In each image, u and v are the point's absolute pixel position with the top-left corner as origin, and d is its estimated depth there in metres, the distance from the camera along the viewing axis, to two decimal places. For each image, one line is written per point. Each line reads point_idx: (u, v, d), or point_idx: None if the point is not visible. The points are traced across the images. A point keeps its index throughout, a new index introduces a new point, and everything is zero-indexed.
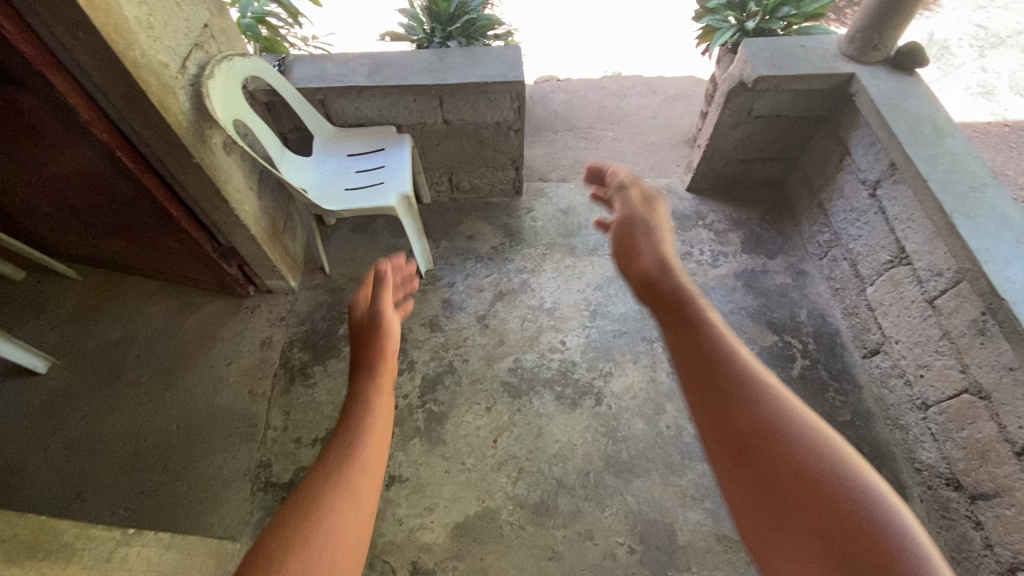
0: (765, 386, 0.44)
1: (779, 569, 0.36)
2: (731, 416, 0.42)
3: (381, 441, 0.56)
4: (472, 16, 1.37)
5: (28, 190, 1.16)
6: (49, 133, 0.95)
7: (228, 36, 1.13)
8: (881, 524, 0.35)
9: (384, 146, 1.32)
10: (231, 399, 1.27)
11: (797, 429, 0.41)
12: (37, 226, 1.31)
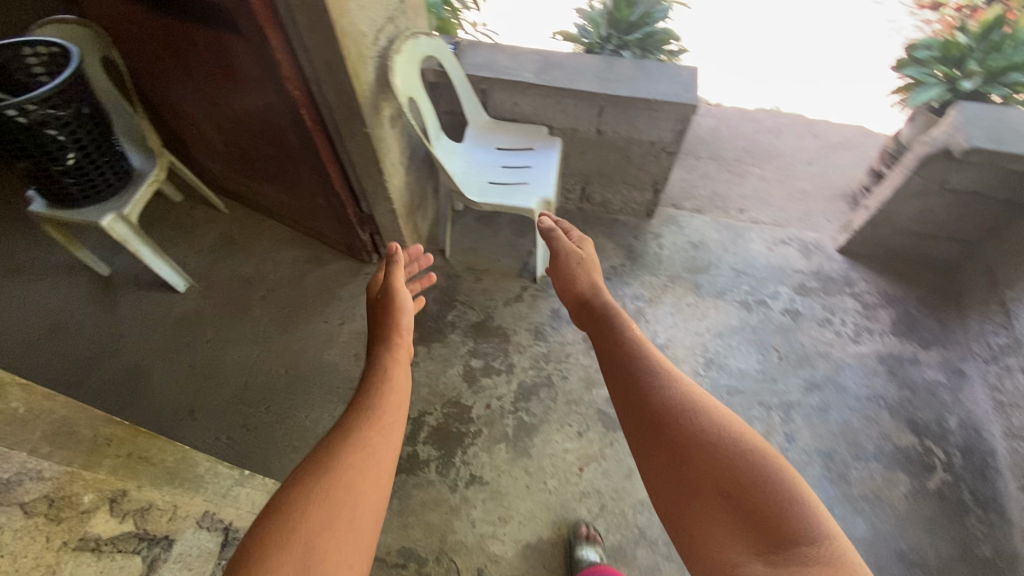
0: (663, 382, 0.69)
1: (686, 521, 0.58)
2: (643, 406, 0.67)
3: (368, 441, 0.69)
4: (653, 29, 1.30)
5: (211, 126, 1.25)
6: (248, 81, 1.01)
7: (415, 13, 1.15)
8: (758, 482, 0.56)
9: (533, 146, 1.30)
10: (337, 357, 1.32)
11: (688, 405, 0.65)
12: (206, 158, 1.42)
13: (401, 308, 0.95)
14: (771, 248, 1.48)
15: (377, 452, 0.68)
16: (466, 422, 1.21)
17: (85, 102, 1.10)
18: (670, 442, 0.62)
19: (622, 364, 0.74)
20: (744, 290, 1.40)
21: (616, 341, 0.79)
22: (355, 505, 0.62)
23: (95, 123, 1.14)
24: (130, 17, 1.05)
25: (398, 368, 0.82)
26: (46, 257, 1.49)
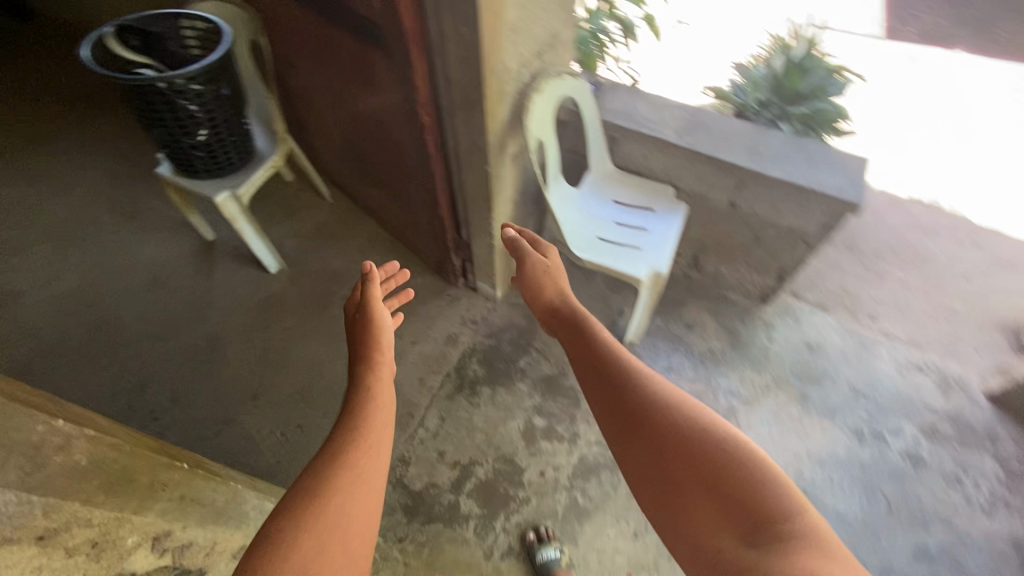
0: (635, 378, 0.70)
1: (675, 521, 0.59)
2: (618, 408, 0.68)
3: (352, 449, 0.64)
4: (822, 104, 1.15)
5: (336, 123, 1.25)
6: (381, 95, 0.98)
7: (563, 48, 1.07)
8: (733, 468, 0.58)
9: (655, 207, 1.18)
10: (401, 378, 1.27)
11: (660, 395, 0.67)
12: (324, 149, 1.43)
13: (383, 326, 0.87)
14: (901, 372, 1.28)
15: (366, 472, 0.62)
16: (516, 485, 1.13)
17: (224, 82, 1.12)
18: (644, 434, 0.64)
19: (594, 368, 0.74)
20: (859, 416, 1.21)
21: (586, 345, 0.79)
22: (351, 533, 0.57)
23: (230, 102, 1.16)
24: (285, 10, 1.05)
25: (381, 384, 0.76)
26: (166, 212, 1.58)
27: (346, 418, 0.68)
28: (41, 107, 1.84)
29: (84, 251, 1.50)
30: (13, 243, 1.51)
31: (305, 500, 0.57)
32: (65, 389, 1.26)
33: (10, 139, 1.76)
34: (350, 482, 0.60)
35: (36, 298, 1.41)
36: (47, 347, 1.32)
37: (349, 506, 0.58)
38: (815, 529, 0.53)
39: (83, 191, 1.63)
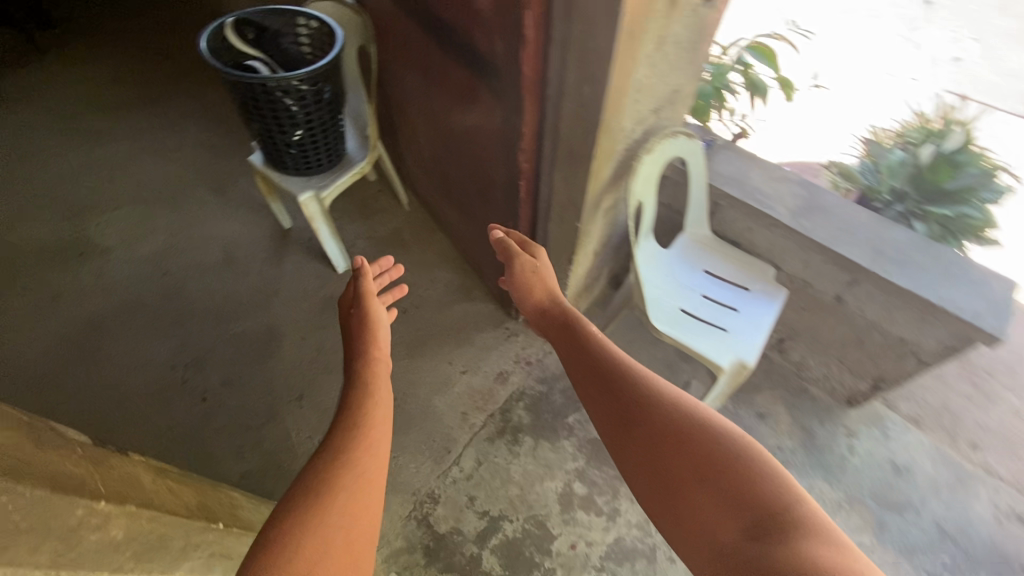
0: (632, 378, 0.70)
1: (675, 518, 0.59)
2: (616, 410, 0.69)
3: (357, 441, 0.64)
4: (966, 208, 1.06)
5: (428, 137, 1.22)
6: (481, 128, 0.93)
7: (682, 103, 0.98)
8: (729, 461, 0.58)
9: (750, 287, 1.07)
10: (445, 408, 1.24)
11: (657, 395, 0.67)
12: (410, 158, 1.41)
13: (379, 323, 0.88)
14: (1000, 520, 1.11)
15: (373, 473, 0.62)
16: (543, 552, 1.06)
17: (328, 86, 1.11)
18: (644, 436, 0.64)
19: (590, 370, 0.75)
20: (940, 563, 1.07)
21: (582, 350, 0.79)
22: (354, 530, 0.56)
23: (330, 106, 1.16)
24: (400, 24, 1.02)
25: (378, 382, 0.75)
26: (251, 191, 1.63)
27: (345, 415, 0.68)
28: (157, 68, 1.93)
29: (171, 217, 1.56)
30: (111, 199, 1.59)
31: (310, 493, 0.57)
32: (131, 352, 1.31)
33: (125, 96, 1.86)
34: (354, 482, 0.60)
35: (122, 256, 1.48)
36: (123, 307, 1.38)
37: (350, 502, 0.58)
38: (817, 517, 0.52)
39: (180, 157, 1.69)
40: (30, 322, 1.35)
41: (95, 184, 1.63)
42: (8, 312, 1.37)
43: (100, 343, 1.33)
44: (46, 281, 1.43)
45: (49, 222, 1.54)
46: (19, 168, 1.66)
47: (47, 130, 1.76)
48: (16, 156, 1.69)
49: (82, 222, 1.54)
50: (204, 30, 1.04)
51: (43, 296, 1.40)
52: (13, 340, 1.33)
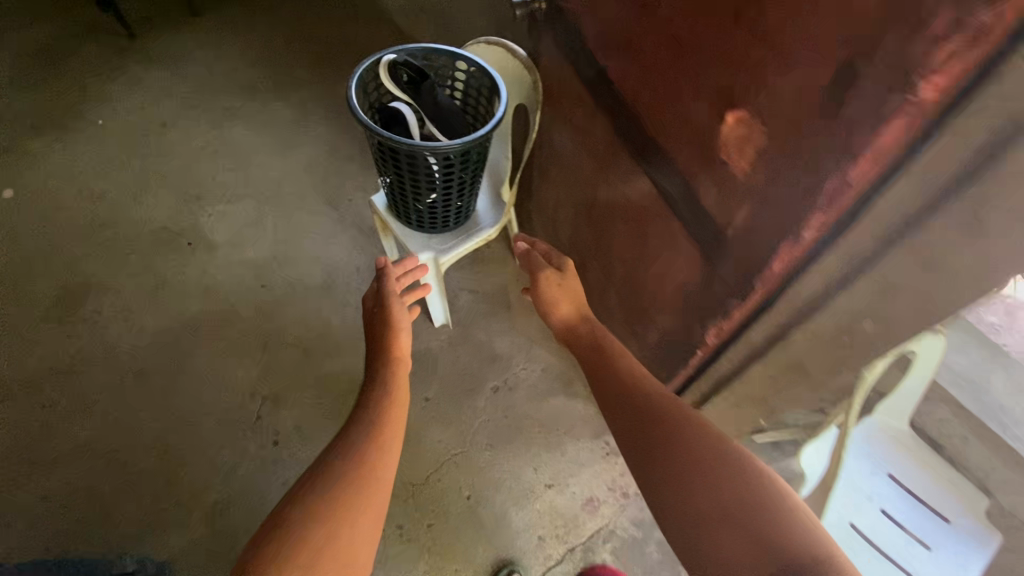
0: (662, 405, 0.80)
1: (684, 533, 0.69)
2: (641, 430, 0.78)
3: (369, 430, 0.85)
4: None
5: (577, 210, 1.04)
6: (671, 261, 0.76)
7: None
8: (744, 497, 0.67)
9: (952, 518, 0.83)
10: (520, 525, 1.09)
11: (685, 429, 0.76)
12: (542, 222, 1.24)
13: (399, 326, 1.02)
14: None
15: (379, 457, 0.83)
16: None
17: (477, 154, 0.97)
18: (671, 458, 0.73)
19: (623, 391, 0.85)
20: None
21: (617, 372, 0.89)
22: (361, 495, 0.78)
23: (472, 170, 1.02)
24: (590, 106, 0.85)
25: (398, 383, 0.96)
26: (364, 209, 1.54)
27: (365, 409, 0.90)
28: (296, 49, 1.87)
29: (280, 222, 1.50)
30: (228, 190, 1.56)
31: (343, 479, 0.78)
32: (217, 367, 1.27)
33: (261, 74, 1.82)
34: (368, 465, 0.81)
35: (227, 257, 1.44)
36: (217, 317, 1.34)
37: (362, 483, 0.79)
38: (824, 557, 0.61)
39: (300, 156, 1.63)
40: (132, 310, 1.35)
41: (217, 170, 1.60)
42: (115, 294, 1.38)
43: (190, 349, 1.30)
44: (154, 268, 1.42)
45: (168, 204, 1.53)
46: (154, 138, 1.68)
47: (185, 101, 1.76)
48: (153, 125, 1.70)
49: (198, 210, 1.52)
50: (356, 71, 0.91)
51: (149, 284, 1.39)
52: (115, 326, 1.33)
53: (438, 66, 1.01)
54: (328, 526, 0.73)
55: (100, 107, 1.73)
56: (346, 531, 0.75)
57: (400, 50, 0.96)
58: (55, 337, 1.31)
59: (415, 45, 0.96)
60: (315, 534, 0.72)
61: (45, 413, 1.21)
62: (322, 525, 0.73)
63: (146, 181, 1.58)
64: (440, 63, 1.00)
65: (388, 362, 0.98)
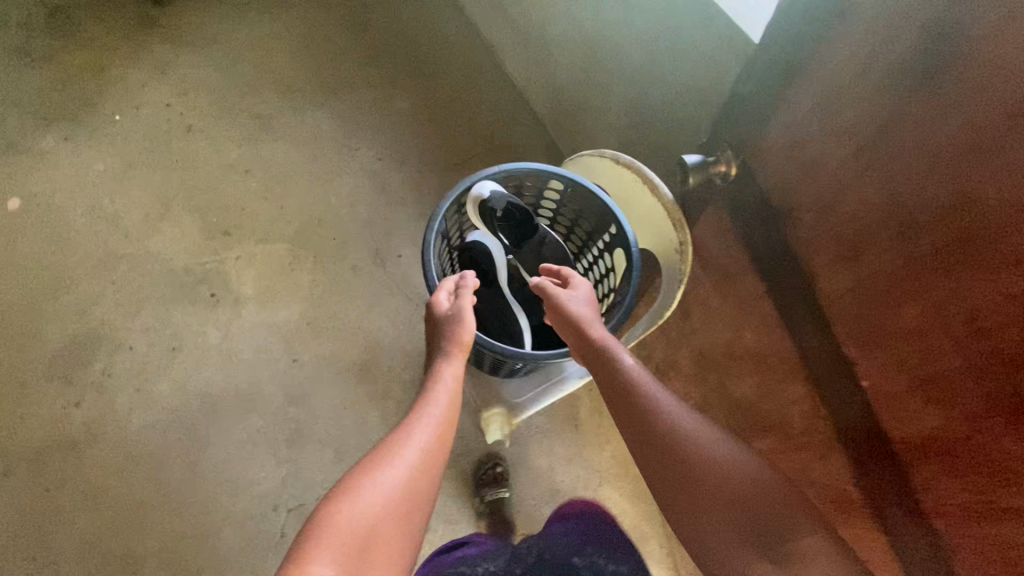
0: (697, 438, 0.63)
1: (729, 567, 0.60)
2: (671, 459, 0.62)
3: (424, 429, 0.66)
4: None
5: (759, 393, 0.81)
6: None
7: None
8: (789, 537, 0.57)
9: None
10: None
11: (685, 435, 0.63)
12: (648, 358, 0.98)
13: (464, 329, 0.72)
14: None
15: (425, 467, 0.64)
16: None
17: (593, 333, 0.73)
18: (709, 497, 0.60)
19: (636, 424, 0.65)
20: None
21: (623, 403, 0.65)
22: (400, 505, 0.61)
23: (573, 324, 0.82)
24: None
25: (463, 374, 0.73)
26: (415, 268, 1.29)
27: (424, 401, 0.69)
28: (347, 38, 1.55)
29: (316, 277, 1.27)
30: (258, 226, 1.33)
31: (411, 457, 0.64)
32: (238, 462, 1.11)
33: (305, 69, 1.52)
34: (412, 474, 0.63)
35: (253, 318, 1.23)
36: (244, 395, 1.16)
37: (431, 464, 0.65)
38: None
39: (344, 188, 1.37)
40: (146, 376, 1.18)
41: (246, 198, 1.36)
42: (128, 352, 1.20)
43: (209, 435, 1.13)
44: (171, 323, 1.23)
45: (190, 239, 1.32)
46: (178, 146, 1.43)
47: (215, 98, 1.49)
48: (177, 129, 1.45)
49: (222, 250, 1.30)
50: (434, 215, 0.70)
51: (166, 344, 1.21)
52: (126, 394, 1.16)
53: (540, 188, 0.78)
54: (397, 512, 0.60)
55: (117, 97, 1.48)
56: (409, 519, 0.61)
57: (493, 175, 0.73)
58: (60, 401, 1.15)
59: (514, 170, 0.72)
60: (381, 520, 0.59)
61: (48, 499, 1.07)
62: (389, 511, 0.60)
63: (167, 204, 1.36)
64: (543, 184, 0.77)
65: (446, 337, 0.72)
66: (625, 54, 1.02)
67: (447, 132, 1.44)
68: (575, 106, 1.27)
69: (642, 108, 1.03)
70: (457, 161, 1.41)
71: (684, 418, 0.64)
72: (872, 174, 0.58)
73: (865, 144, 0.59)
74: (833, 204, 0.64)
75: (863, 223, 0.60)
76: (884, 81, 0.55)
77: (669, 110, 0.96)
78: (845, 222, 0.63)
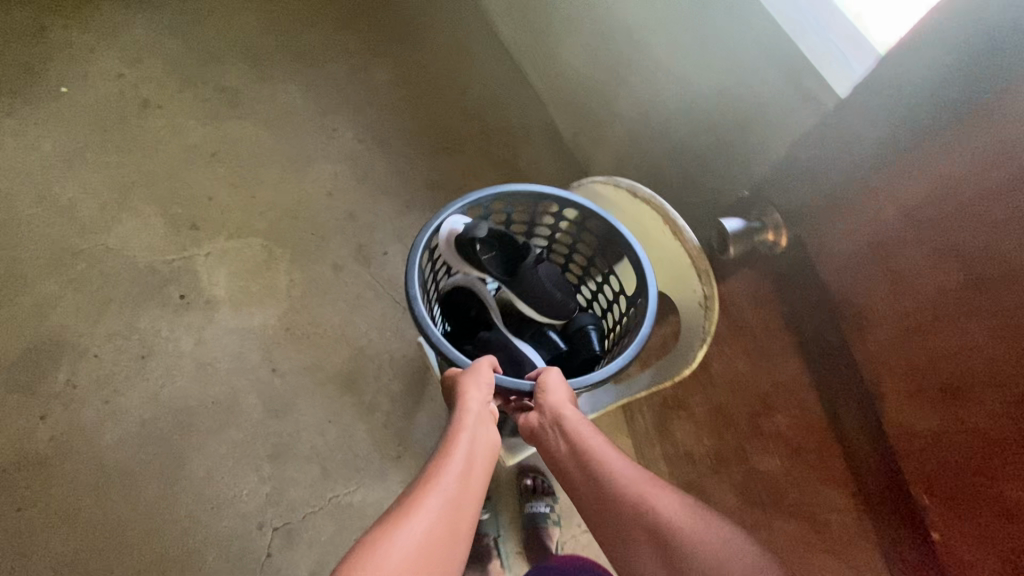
0: (707, 540, 0.57)
1: None
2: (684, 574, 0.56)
3: (454, 476, 0.61)
4: None
5: (786, 476, 0.69)
6: None
7: None
8: None
9: None
10: None
11: (681, 530, 0.58)
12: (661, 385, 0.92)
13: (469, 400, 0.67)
14: None
15: (455, 514, 0.58)
16: None
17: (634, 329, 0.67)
18: None
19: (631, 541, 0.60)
20: None
21: (617, 521, 0.61)
22: (428, 554, 0.54)
23: (588, 326, 0.81)
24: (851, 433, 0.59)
25: (485, 426, 0.67)
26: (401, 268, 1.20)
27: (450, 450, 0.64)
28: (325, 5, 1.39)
29: (294, 277, 1.17)
30: (229, 218, 1.21)
31: (438, 500, 0.58)
32: (218, 479, 1.05)
33: (274, 35, 1.36)
34: (439, 521, 0.56)
35: (228, 322, 1.14)
36: (221, 407, 1.09)
37: (463, 506, 0.59)
38: None
39: (322, 175, 1.24)
40: (114, 387, 1.10)
41: (213, 186, 1.23)
42: (93, 361, 1.11)
43: (186, 450, 1.07)
44: (139, 328, 1.13)
45: (153, 233, 1.20)
46: (134, 123, 1.28)
47: (174, 68, 1.33)
48: (132, 104, 1.30)
49: (191, 245, 1.19)
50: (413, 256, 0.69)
51: (134, 352, 1.12)
52: (94, 406, 1.09)
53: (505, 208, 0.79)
54: (430, 559, 0.54)
55: (66, 69, 1.33)
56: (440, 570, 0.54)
57: (457, 209, 0.74)
58: (23, 415, 1.08)
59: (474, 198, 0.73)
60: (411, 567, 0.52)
61: (18, 518, 1.02)
62: (421, 560, 0.53)
63: (126, 193, 1.23)
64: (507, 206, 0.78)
65: (464, 388, 0.68)
66: (640, 41, 0.90)
67: (435, 109, 1.30)
68: (578, 88, 1.14)
69: (658, 105, 0.91)
70: (447, 144, 1.28)
71: (683, 516, 0.60)
72: (967, 294, 0.45)
73: (962, 251, 0.46)
74: (903, 312, 0.52)
75: (949, 350, 0.47)
76: (1008, 172, 0.42)
77: (689, 110, 0.85)
78: (921, 343, 0.50)
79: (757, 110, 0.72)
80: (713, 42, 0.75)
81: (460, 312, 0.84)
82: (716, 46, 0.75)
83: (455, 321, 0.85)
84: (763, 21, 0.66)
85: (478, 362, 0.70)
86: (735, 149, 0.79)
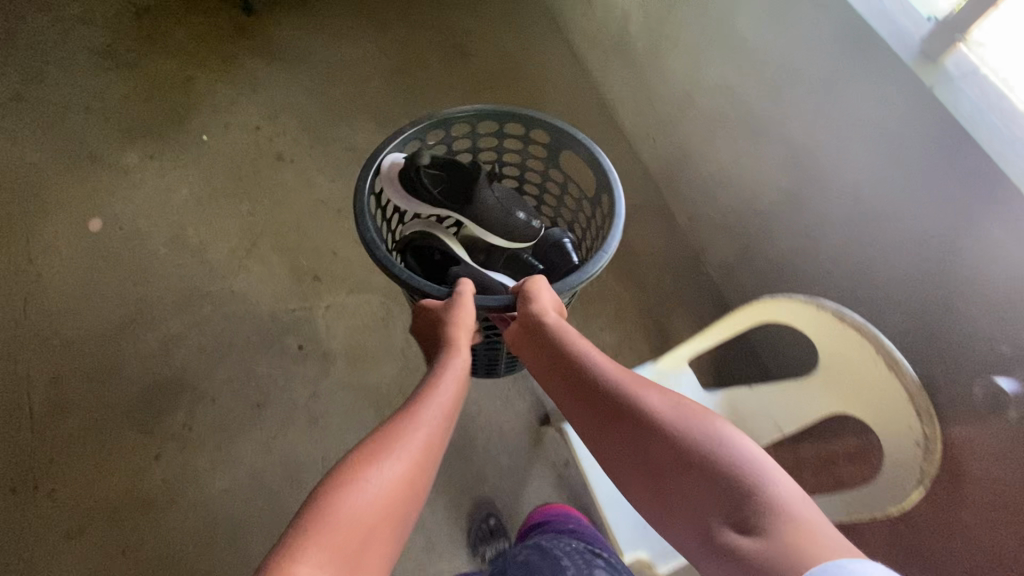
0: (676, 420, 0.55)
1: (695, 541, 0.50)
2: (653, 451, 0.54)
3: (432, 400, 0.61)
4: None
5: None
6: None
7: None
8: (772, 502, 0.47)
9: None
10: None
11: (650, 405, 0.57)
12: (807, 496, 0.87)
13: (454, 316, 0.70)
14: None
15: (431, 438, 0.57)
16: None
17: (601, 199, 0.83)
18: None
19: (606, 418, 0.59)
20: None
21: (593, 401, 0.60)
22: (405, 466, 0.53)
23: (557, 239, 0.95)
24: None
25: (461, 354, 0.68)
26: None
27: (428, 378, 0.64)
28: (451, 73, 1.47)
29: (410, 337, 1.19)
30: (351, 273, 1.25)
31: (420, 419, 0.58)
32: None
33: (402, 99, 1.44)
34: (416, 436, 0.56)
35: (343, 377, 1.15)
36: (331, 464, 1.09)
37: (439, 429, 0.59)
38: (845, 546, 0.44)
39: None
40: (228, 433, 1.11)
41: (337, 241, 1.28)
42: (210, 404, 1.13)
43: (293, 506, 1.06)
44: (256, 375, 1.15)
45: (278, 282, 1.24)
46: (266, 174, 1.35)
47: (306, 123, 1.41)
48: (266, 156, 1.37)
49: (312, 297, 1.22)
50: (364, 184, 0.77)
51: (250, 399, 1.13)
52: (208, 451, 1.10)
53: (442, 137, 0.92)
54: (403, 467, 0.53)
55: (207, 119, 1.42)
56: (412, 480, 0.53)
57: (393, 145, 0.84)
58: (139, 452, 1.09)
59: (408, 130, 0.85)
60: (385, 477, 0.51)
61: (123, 561, 1.01)
62: (394, 468, 0.52)
63: (254, 240, 1.28)
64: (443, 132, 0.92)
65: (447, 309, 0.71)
66: (809, 152, 0.92)
67: None
68: (707, 176, 1.16)
69: (823, 208, 0.93)
70: None
71: (654, 396, 0.58)
72: None
73: None
74: None
75: None
76: None
77: (862, 219, 0.86)
78: None
79: (951, 239, 0.74)
80: (909, 168, 0.77)
81: (426, 256, 0.89)
82: (914, 169, 0.76)
83: (420, 262, 0.90)
84: (985, 165, 0.68)
85: (459, 289, 0.73)
86: (918, 267, 0.79)
